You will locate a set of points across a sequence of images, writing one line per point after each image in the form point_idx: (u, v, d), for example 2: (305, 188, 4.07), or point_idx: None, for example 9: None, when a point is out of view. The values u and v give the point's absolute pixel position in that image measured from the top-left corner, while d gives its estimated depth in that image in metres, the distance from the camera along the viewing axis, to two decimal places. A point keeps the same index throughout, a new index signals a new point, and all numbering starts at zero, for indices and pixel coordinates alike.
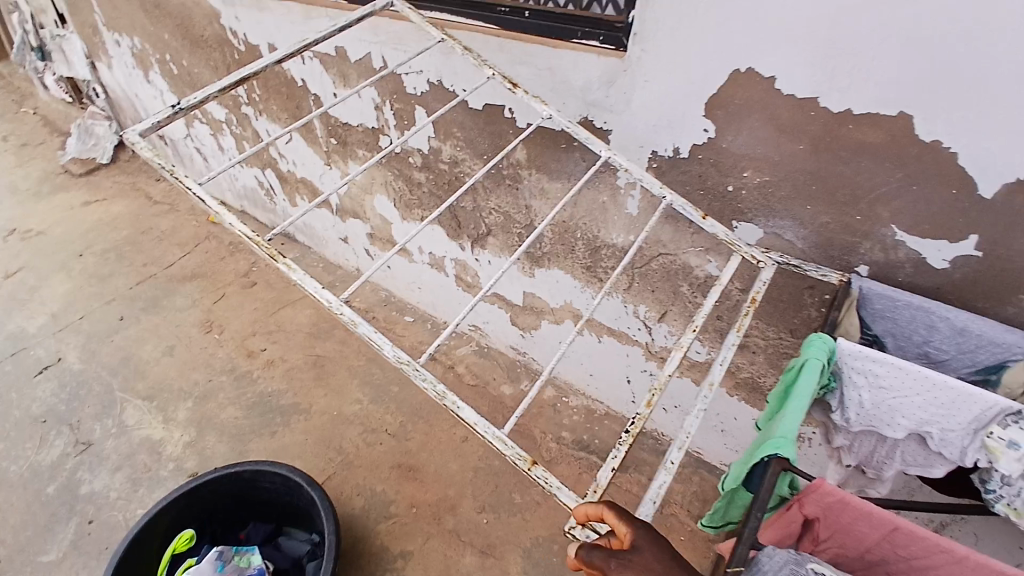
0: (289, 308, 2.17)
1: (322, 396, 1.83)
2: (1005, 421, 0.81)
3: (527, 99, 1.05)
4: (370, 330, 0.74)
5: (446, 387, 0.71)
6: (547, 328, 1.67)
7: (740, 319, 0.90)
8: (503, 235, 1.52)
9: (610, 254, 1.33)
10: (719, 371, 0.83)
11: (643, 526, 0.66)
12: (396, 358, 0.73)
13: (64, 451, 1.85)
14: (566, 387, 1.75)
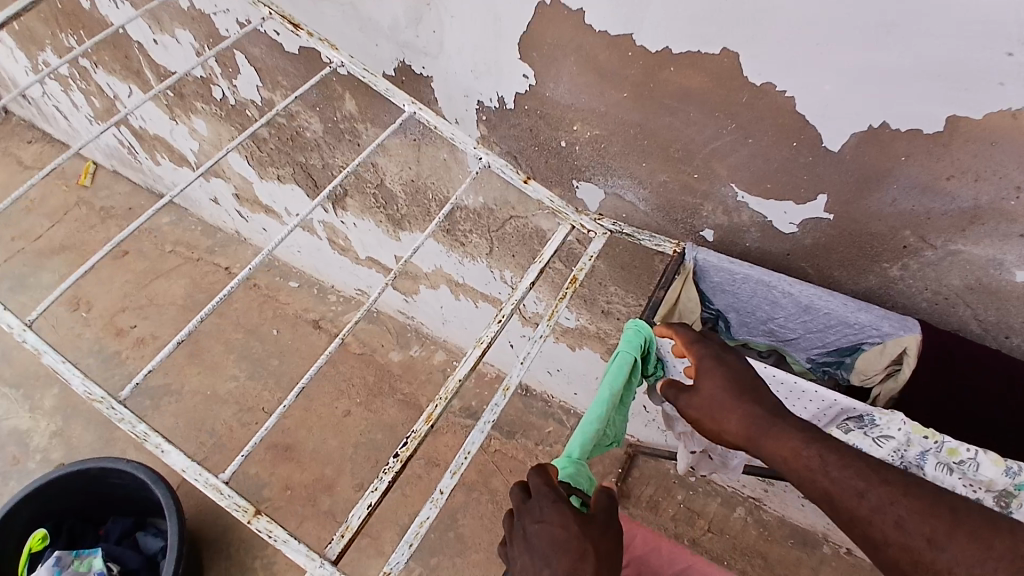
0: (164, 280, 1.98)
1: (196, 375, 1.70)
2: (847, 425, 0.68)
3: (314, 44, 0.86)
4: (61, 362, 0.63)
5: (146, 427, 0.59)
6: (426, 294, 1.53)
7: (557, 304, 0.83)
8: (359, 195, 1.35)
9: (464, 216, 1.18)
10: (519, 372, 0.74)
11: (705, 350, 0.69)
12: (85, 392, 0.61)
13: None
14: (456, 351, 1.65)
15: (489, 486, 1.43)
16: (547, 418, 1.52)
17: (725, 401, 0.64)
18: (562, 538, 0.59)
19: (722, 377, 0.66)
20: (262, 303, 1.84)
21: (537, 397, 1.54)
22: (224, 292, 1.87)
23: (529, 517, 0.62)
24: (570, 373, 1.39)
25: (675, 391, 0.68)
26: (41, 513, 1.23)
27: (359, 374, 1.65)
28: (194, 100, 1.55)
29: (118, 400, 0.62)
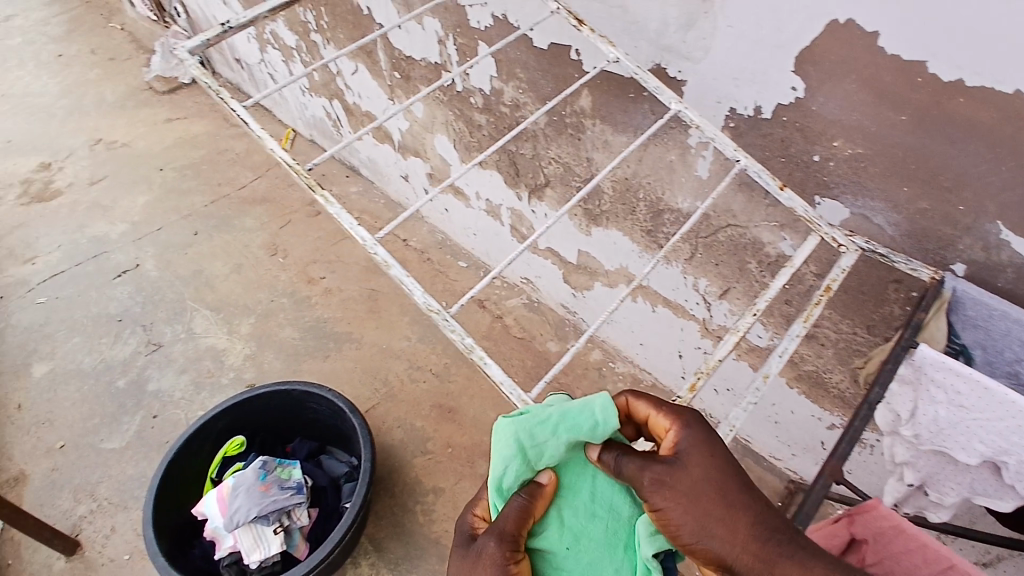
0: (349, 241, 2.20)
1: (373, 328, 1.89)
2: None
3: (593, 38, 0.99)
4: (406, 275, 0.76)
5: (474, 343, 0.70)
6: (599, 290, 1.59)
7: (809, 309, 0.84)
8: (561, 187, 1.45)
9: (672, 219, 1.23)
10: (776, 363, 0.79)
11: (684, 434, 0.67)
12: (426, 305, 0.74)
13: (136, 350, 1.93)
14: (613, 352, 1.75)
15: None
16: None
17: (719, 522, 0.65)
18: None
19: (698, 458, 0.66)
20: (435, 277, 2.06)
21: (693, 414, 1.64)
22: (402, 260, 2.12)
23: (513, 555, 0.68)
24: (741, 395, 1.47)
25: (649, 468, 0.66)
26: (239, 420, 1.44)
27: (519, 356, 1.79)
28: (420, 85, 1.72)
29: (447, 314, 0.73)
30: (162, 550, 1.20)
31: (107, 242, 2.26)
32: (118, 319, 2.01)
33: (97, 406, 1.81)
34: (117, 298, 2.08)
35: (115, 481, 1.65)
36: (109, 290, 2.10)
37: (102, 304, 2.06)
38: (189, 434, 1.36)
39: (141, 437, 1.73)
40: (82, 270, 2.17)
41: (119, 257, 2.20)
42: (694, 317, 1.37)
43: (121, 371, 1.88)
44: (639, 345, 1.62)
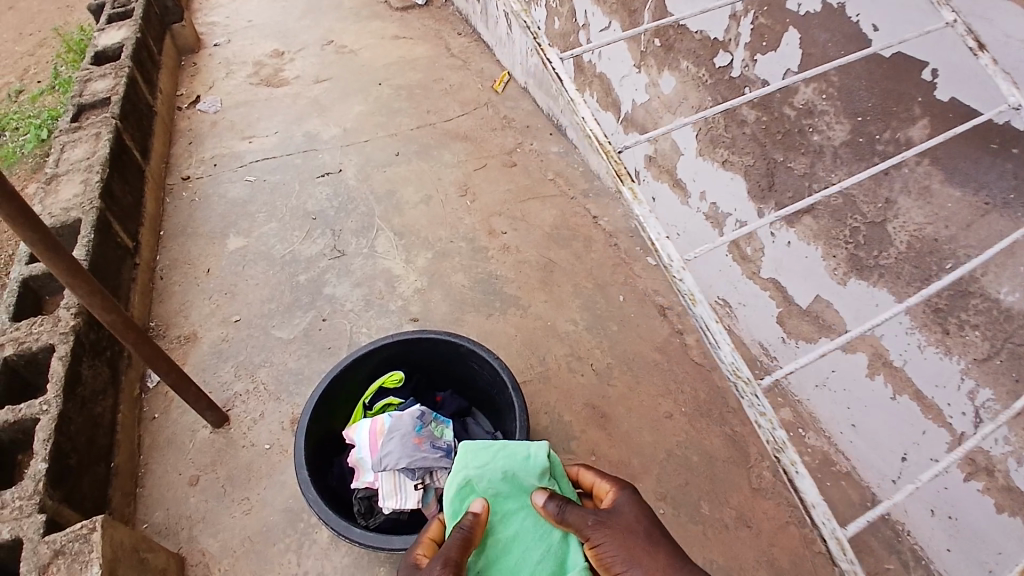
0: (538, 203, 2.11)
1: (543, 300, 1.80)
2: None
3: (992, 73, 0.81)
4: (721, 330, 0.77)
5: (785, 441, 0.72)
6: (822, 348, 1.41)
7: None
8: (829, 219, 1.28)
9: (979, 308, 1.07)
10: None
11: (626, 496, 1.03)
12: (737, 372, 0.75)
13: (321, 251, 1.99)
14: (806, 419, 1.52)
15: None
16: (891, 554, 1.35)
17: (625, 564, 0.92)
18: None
19: (629, 515, 0.99)
20: (617, 266, 1.89)
21: (886, 524, 1.38)
22: (587, 238, 1.98)
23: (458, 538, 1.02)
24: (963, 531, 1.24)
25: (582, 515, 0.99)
26: (403, 355, 1.42)
27: (691, 383, 1.60)
28: (682, 56, 1.51)
29: (758, 390, 0.75)
30: (307, 463, 1.22)
31: (317, 140, 2.38)
32: (313, 218, 2.11)
33: (277, 292, 1.87)
34: (315, 197, 2.18)
35: (273, 369, 1.67)
36: (310, 187, 2.21)
37: (302, 198, 2.17)
38: (358, 354, 1.35)
39: (307, 335, 1.75)
40: (293, 162, 2.30)
41: (326, 157, 2.32)
42: (947, 428, 1.19)
43: (304, 267, 1.95)
44: (845, 424, 1.43)
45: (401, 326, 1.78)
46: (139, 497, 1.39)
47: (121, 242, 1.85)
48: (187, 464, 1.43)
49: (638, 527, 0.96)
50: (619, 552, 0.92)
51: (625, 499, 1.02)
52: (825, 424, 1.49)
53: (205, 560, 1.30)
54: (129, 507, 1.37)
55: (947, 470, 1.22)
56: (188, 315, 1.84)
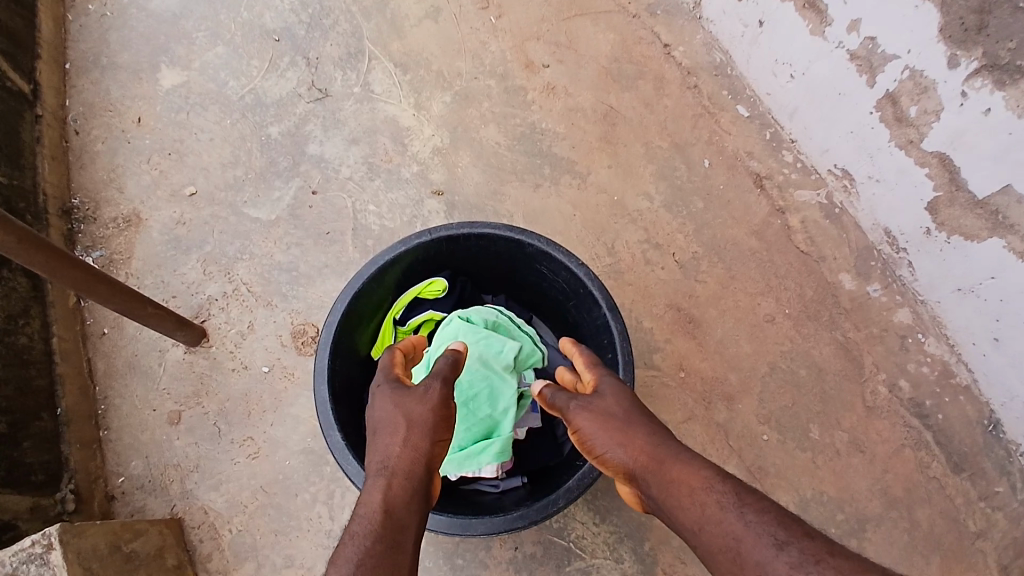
0: (588, 19, 1.52)
1: (607, 167, 1.38)
2: None
3: None
4: None
5: None
6: (988, 249, 1.10)
7: None
8: None
9: None
10: None
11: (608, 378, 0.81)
12: None
13: (297, 90, 1.44)
14: (927, 322, 1.25)
15: (911, 514, 1.16)
16: (1001, 476, 1.17)
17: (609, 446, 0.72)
18: (412, 418, 0.74)
19: (617, 397, 0.77)
20: (697, 117, 1.43)
21: (1000, 445, 1.18)
22: (658, 76, 1.47)
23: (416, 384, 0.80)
24: None
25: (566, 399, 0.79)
26: (446, 256, 1.03)
27: (796, 279, 1.28)
28: None
29: None
30: (338, 418, 0.88)
31: None
32: (275, 37, 1.49)
33: (244, 153, 1.37)
34: None
35: (254, 264, 1.26)
36: None
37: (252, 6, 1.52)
38: (386, 257, 0.95)
39: (295, 215, 1.31)
40: None
41: None
42: None
43: (276, 115, 1.41)
44: (989, 337, 1.16)
45: (422, 201, 1.34)
46: (104, 445, 1.14)
47: (10, 85, 1.29)
48: (162, 398, 1.15)
49: (629, 416, 0.75)
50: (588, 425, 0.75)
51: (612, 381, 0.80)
52: (951, 329, 1.22)
53: (210, 516, 1.10)
54: (95, 459, 1.12)
55: None
56: (121, 188, 1.35)
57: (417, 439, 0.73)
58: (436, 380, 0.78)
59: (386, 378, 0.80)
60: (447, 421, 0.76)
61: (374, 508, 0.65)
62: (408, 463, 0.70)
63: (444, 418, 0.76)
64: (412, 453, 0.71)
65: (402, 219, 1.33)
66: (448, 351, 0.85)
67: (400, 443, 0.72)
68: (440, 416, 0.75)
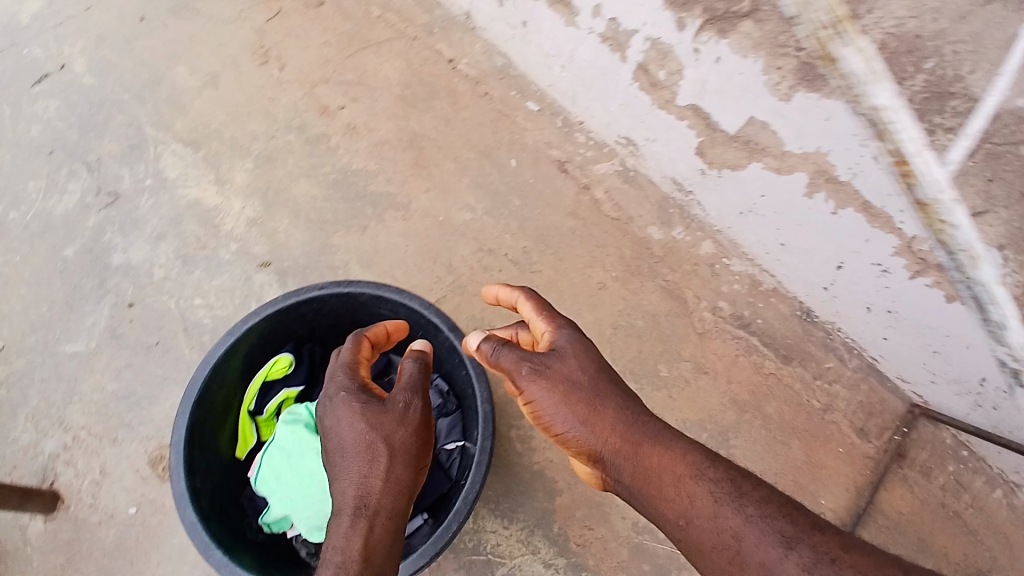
0: (370, 50, 1.57)
1: (423, 190, 1.44)
2: None
3: None
4: None
5: None
6: (753, 173, 1.22)
7: None
8: (773, 23, 0.96)
9: (958, 106, 0.80)
10: None
11: (566, 337, 0.88)
12: None
13: (86, 201, 1.41)
14: (729, 247, 1.42)
15: (760, 411, 1.35)
16: (827, 352, 1.37)
17: (579, 424, 0.82)
18: (393, 445, 0.84)
19: (578, 360, 0.85)
20: (498, 120, 1.53)
21: (817, 327, 1.38)
22: (450, 91, 1.55)
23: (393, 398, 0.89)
24: (900, 322, 1.19)
25: (529, 365, 0.84)
26: (284, 329, 1.05)
27: (614, 243, 1.43)
28: None
29: None
30: (215, 537, 0.88)
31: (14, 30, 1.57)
32: (49, 151, 1.46)
33: (46, 287, 1.34)
34: (45, 121, 1.50)
35: (89, 402, 1.25)
36: (30, 104, 1.51)
37: (23, 129, 1.48)
38: (218, 353, 0.96)
39: (114, 333, 1.29)
40: None
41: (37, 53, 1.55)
42: (894, 235, 1.05)
43: (68, 235, 1.38)
44: (780, 246, 1.32)
45: (251, 277, 1.35)
46: None
47: None
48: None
49: (592, 392, 0.83)
50: (551, 405, 0.82)
51: (571, 343, 0.87)
52: (748, 247, 1.40)
53: None
54: None
55: (891, 272, 1.11)
56: None
57: (398, 469, 0.83)
58: (416, 397, 0.90)
59: (354, 395, 0.88)
60: (418, 440, 0.88)
61: (355, 554, 0.75)
62: (387, 498, 0.81)
63: (421, 440, 0.88)
64: (395, 485, 0.83)
65: (234, 303, 1.33)
66: (413, 354, 0.97)
67: (379, 475, 0.82)
68: (417, 437, 0.87)
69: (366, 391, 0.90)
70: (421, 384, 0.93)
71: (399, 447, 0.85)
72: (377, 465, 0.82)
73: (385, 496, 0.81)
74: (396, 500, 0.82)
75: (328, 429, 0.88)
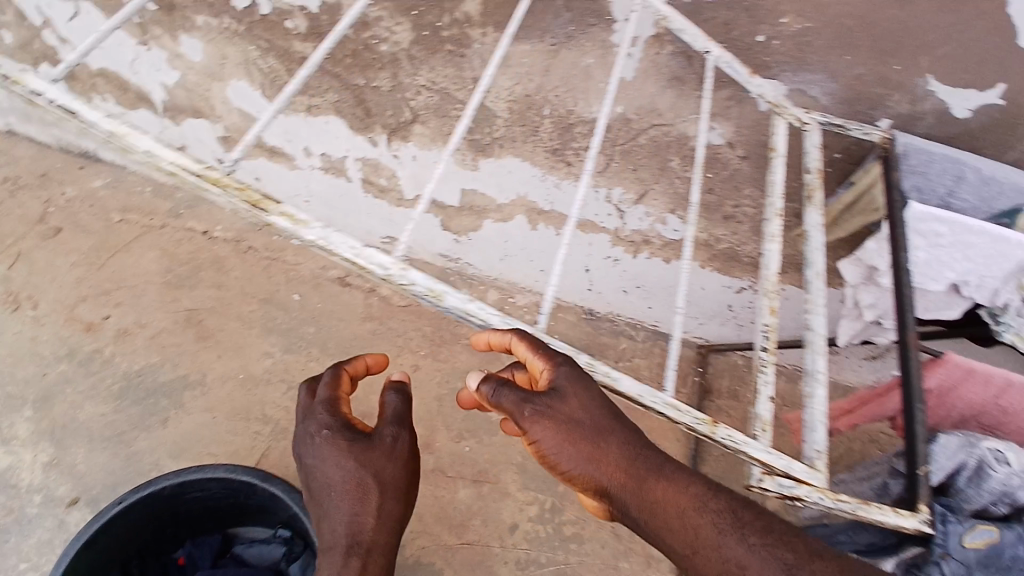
0: (123, 253, 1.56)
1: (218, 359, 1.48)
2: None
3: None
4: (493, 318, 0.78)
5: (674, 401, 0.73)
6: (491, 229, 1.44)
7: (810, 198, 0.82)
8: (437, 120, 1.20)
9: (584, 131, 1.10)
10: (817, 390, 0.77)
11: (565, 368, 0.71)
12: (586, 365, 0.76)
13: None
14: (509, 288, 1.59)
15: None
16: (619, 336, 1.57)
17: (585, 462, 0.69)
18: (382, 482, 0.74)
19: (581, 397, 0.70)
20: (267, 266, 1.59)
21: (603, 319, 1.57)
22: (214, 260, 1.58)
23: (378, 446, 0.75)
24: (649, 290, 1.46)
25: (522, 401, 0.69)
26: (98, 558, 1.04)
27: (412, 326, 1.55)
28: (192, 12, 1.21)
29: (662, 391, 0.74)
30: None
31: None
32: None
33: None
34: None
35: None
36: None
37: None
38: None
39: None
40: None
41: None
42: (604, 232, 1.33)
43: None
44: (540, 270, 1.51)
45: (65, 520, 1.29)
46: None
47: None
48: None
49: (597, 425, 0.70)
50: (556, 449, 0.69)
51: (568, 375, 0.71)
52: (520, 280, 1.57)
53: None
54: None
55: (620, 257, 1.39)
56: None
57: (388, 502, 0.75)
58: (402, 428, 0.78)
59: (328, 421, 0.74)
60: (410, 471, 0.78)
61: None
62: (382, 535, 0.74)
63: (410, 473, 0.78)
64: (384, 519, 0.75)
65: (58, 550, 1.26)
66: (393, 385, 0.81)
67: (371, 512, 0.74)
68: (410, 470, 0.78)
69: (345, 417, 0.76)
70: (407, 415, 0.80)
71: (387, 513, 0.75)
72: (347, 497, 0.73)
73: (352, 522, 0.73)
74: (371, 488, 0.73)
75: (308, 465, 0.75)
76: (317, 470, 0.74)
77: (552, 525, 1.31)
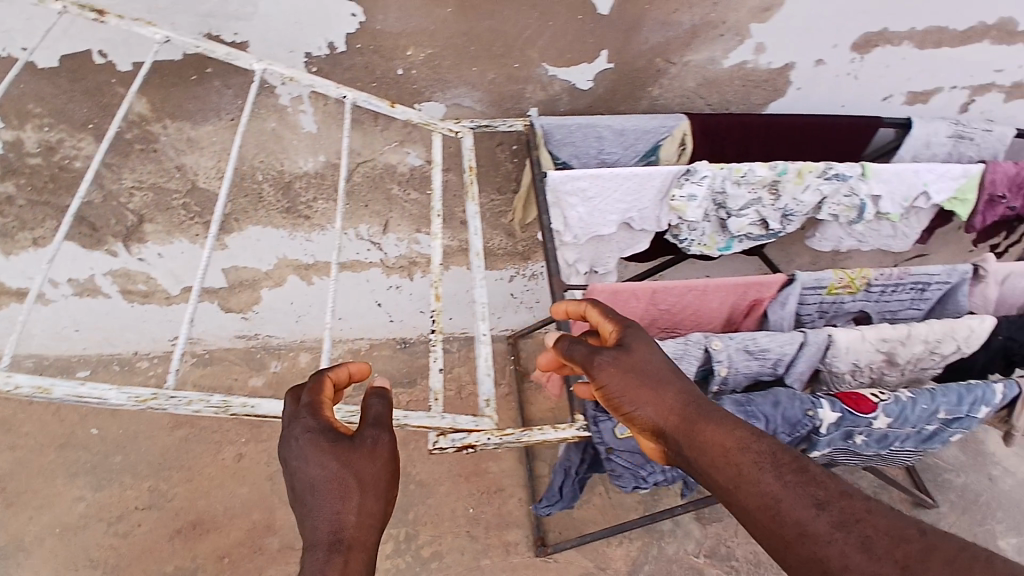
0: None
1: (17, 528, 1.34)
2: (681, 181, 0.99)
3: (126, 26, 0.81)
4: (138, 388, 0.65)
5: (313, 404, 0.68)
6: (271, 297, 1.46)
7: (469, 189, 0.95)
8: (163, 214, 1.23)
9: (304, 185, 1.19)
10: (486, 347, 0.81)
11: (632, 330, 0.72)
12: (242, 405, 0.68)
13: None
14: (319, 345, 1.61)
15: None
16: None
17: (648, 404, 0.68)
18: (363, 480, 0.63)
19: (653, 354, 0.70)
20: (58, 409, 1.47)
21: (416, 343, 1.65)
22: None
23: (362, 441, 0.65)
24: (442, 303, 1.57)
25: (588, 351, 0.70)
26: None
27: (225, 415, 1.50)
28: None
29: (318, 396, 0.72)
30: None
31: None
32: None
33: None
34: None
35: None
36: None
37: None
38: None
39: None
40: None
41: None
42: (372, 265, 1.41)
43: None
44: (338, 319, 1.56)
45: None
46: None
47: None
48: None
49: (659, 372, 0.69)
50: (624, 394, 0.69)
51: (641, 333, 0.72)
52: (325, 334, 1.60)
53: None
54: None
55: (400, 284, 1.47)
56: None
57: (369, 501, 0.63)
58: (383, 431, 0.66)
59: (312, 424, 0.64)
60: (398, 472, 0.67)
61: None
62: (368, 533, 0.62)
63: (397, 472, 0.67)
64: (367, 517, 0.63)
65: None
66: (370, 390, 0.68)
67: (353, 508, 0.62)
68: (394, 473, 0.66)
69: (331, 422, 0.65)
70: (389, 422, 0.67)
71: (365, 513, 0.63)
72: (332, 488, 0.62)
73: (337, 515, 0.62)
74: (352, 488, 0.63)
75: (290, 471, 0.64)
76: (302, 467, 0.63)
77: (411, 550, 1.34)
